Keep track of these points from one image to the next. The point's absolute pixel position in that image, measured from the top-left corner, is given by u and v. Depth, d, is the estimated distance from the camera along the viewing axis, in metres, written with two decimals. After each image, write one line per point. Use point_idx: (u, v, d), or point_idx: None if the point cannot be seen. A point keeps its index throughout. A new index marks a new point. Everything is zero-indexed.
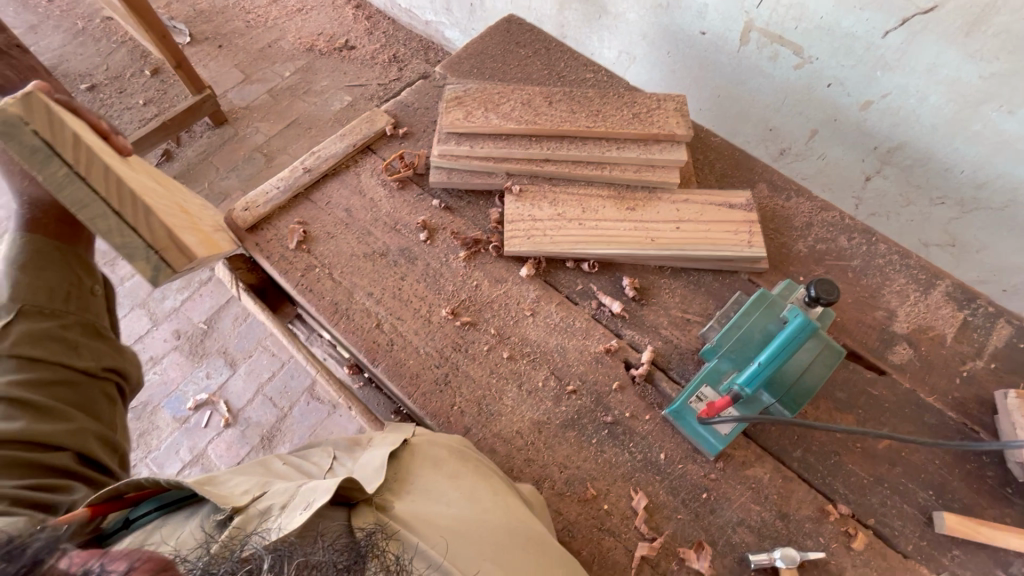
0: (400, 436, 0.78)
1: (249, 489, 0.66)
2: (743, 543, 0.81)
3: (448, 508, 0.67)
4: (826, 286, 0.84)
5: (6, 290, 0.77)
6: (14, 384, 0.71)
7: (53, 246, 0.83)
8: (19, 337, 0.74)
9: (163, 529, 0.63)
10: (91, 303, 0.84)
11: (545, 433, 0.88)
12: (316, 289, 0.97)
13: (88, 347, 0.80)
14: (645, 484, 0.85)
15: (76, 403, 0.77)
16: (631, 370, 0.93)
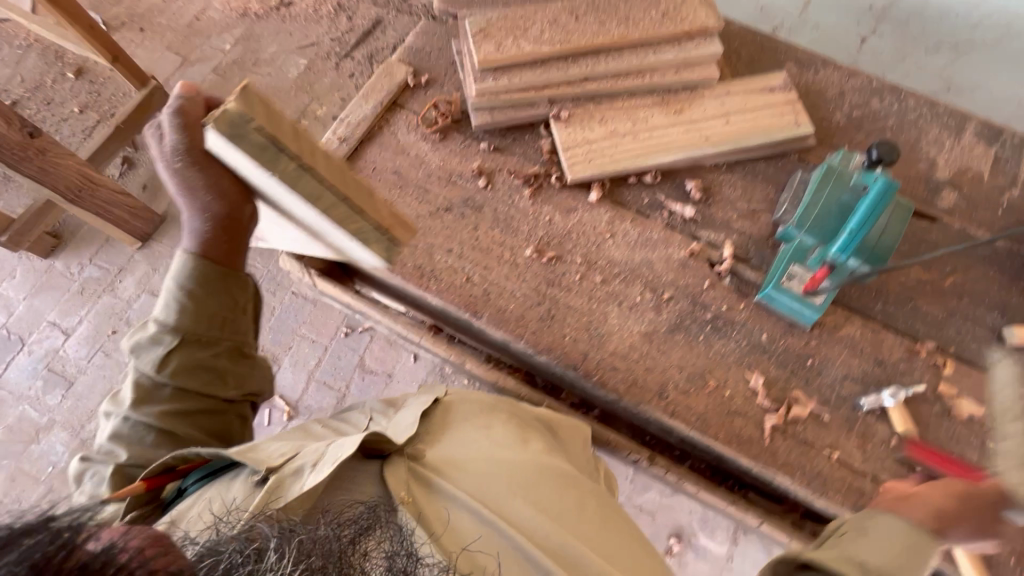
0: (431, 398, 0.89)
1: (286, 450, 0.75)
2: (853, 393, 0.90)
3: (477, 451, 0.79)
4: (886, 148, 0.89)
5: (171, 313, 0.76)
6: (165, 414, 0.74)
7: (220, 273, 0.78)
8: (177, 369, 0.75)
9: (207, 493, 0.70)
10: (243, 324, 0.82)
11: (655, 341, 0.92)
12: (395, 257, 0.96)
13: (234, 374, 0.80)
14: (757, 364, 0.91)
15: (215, 431, 0.79)
16: (716, 266, 0.98)
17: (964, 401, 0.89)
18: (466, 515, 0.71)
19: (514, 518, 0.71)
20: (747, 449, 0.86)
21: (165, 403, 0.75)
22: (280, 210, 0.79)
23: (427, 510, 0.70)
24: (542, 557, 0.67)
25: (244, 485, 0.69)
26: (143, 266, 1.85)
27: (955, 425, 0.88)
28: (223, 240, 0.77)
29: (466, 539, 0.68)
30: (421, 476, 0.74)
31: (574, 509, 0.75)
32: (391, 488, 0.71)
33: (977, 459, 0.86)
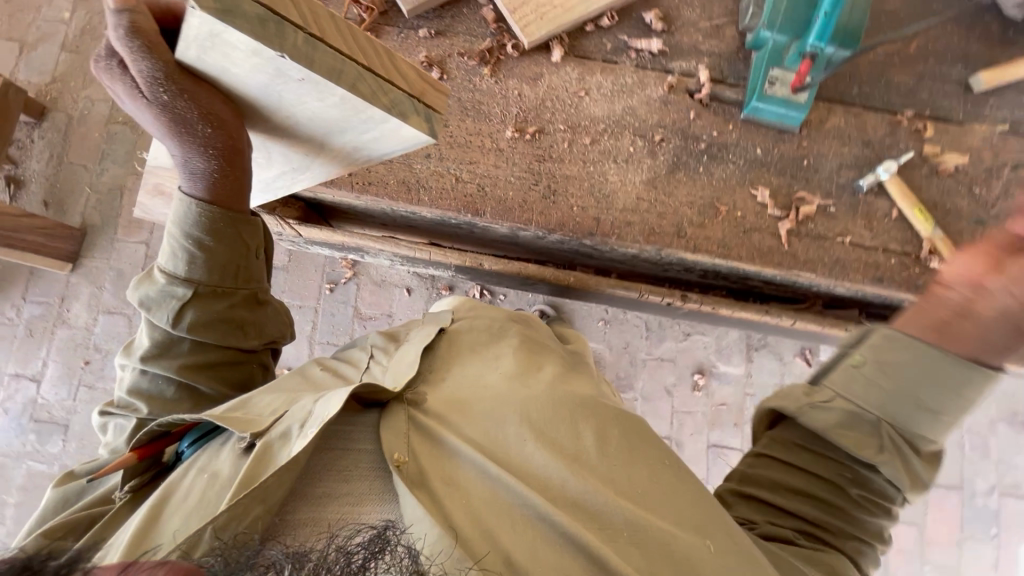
0: (435, 328, 0.85)
1: (278, 407, 0.69)
2: (850, 179, 0.93)
3: (484, 389, 0.74)
4: None
5: (180, 265, 0.68)
6: (185, 366, 0.71)
7: (227, 217, 0.68)
8: (193, 323, 0.69)
9: (199, 458, 0.66)
10: (257, 269, 0.74)
11: (659, 186, 0.91)
12: (375, 180, 0.89)
13: (255, 323, 0.75)
14: (759, 179, 0.92)
15: (237, 382, 0.75)
16: (696, 95, 0.95)
17: (947, 156, 0.94)
18: (471, 470, 0.64)
19: (523, 466, 0.65)
20: (768, 259, 0.90)
21: (183, 356, 0.71)
22: (279, 126, 0.67)
23: (428, 468, 0.63)
24: (548, 508, 0.61)
25: (231, 452, 0.64)
26: (88, 288, 1.70)
27: (943, 180, 0.94)
28: (225, 178, 0.66)
29: (469, 497, 0.62)
30: (424, 428, 0.67)
31: (596, 442, 0.69)
32: (385, 448, 0.63)
33: (965, 205, 0.93)
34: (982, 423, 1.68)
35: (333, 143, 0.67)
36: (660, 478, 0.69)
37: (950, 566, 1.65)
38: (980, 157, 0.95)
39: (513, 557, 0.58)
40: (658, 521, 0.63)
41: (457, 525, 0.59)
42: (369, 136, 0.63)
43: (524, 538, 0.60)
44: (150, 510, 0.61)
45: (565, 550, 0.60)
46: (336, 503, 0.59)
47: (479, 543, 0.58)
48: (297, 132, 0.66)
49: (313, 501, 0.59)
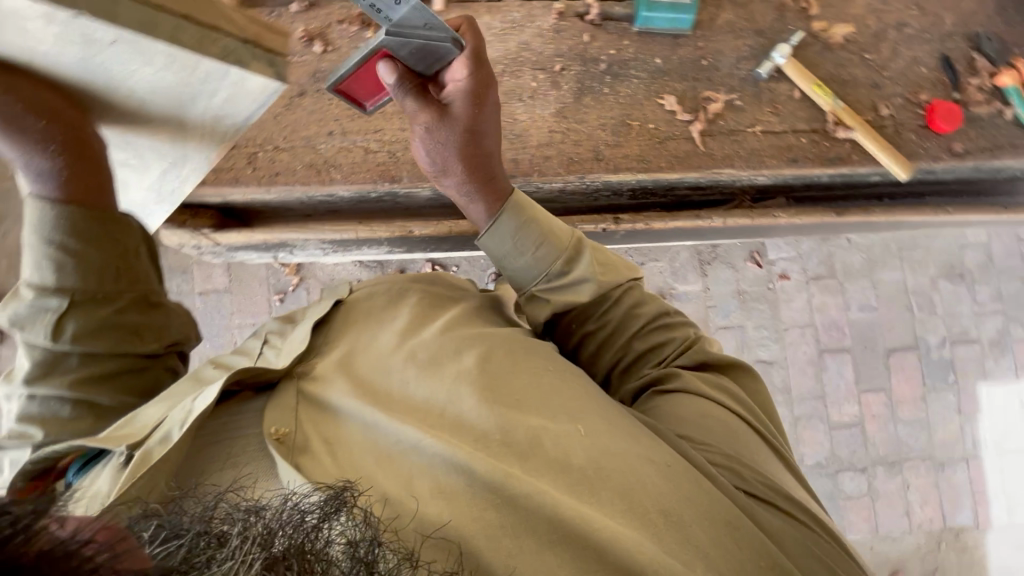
0: (329, 299, 0.70)
1: (162, 416, 0.57)
2: (749, 69, 0.95)
3: (377, 345, 0.62)
4: None
5: (45, 272, 0.60)
6: (77, 382, 0.61)
7: (89, 212, 0.61)
8: (77, 334, 0.61)
9: (79, 486, 0.53)
10: (143, 269, 0.66)
11: (569, 114, 0.91)
12: (281, 169, 0.86)
13: (154, 327, 0.66)
14: (663, 87, 0.93)
15: (145, 390, 0.65)
16: (587, 16, 0.94)
17: (836, 29, 0.97)
18: (352, 422, 0.56)
19: (413, 406, 0.57)
20: (688, 164, 0.91)
21: (73, 372, 0.61)
22: (129, 115, 0.63)
23: (307, 431, 0.54)
24: (439, 442, 0.53)
25: (109, 472, 0.52)
26: None
27: (836, 53, 0.96)
28: (77, 174, 0.60)
29: (348, 450, 0.54)
30: (310, 395, 0.58)
31: (501, 364, 0.61)
32: (264, 423, 0.54)
33: (860, 72, 0.96)
34: (925, 283, 1.79)
35: (191, 118, 0.64)
36: (570, 387, 0.61)
37: (921, 419, 1.77)
38: (866, 24, 0.97)
39: (391, 498, 0.50)
40: (568, 429, 0.56)
41: (330, 481, 0.50)
42: (221, 97, 0.61)
43: (409, 480, 0.51)
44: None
45: (457, 485, 0.51)
46: (219, 485, 0.50)
47: (357, 494, 0.50)
48: (148, 114, 0.63)
49: (204, 485, 0.50)
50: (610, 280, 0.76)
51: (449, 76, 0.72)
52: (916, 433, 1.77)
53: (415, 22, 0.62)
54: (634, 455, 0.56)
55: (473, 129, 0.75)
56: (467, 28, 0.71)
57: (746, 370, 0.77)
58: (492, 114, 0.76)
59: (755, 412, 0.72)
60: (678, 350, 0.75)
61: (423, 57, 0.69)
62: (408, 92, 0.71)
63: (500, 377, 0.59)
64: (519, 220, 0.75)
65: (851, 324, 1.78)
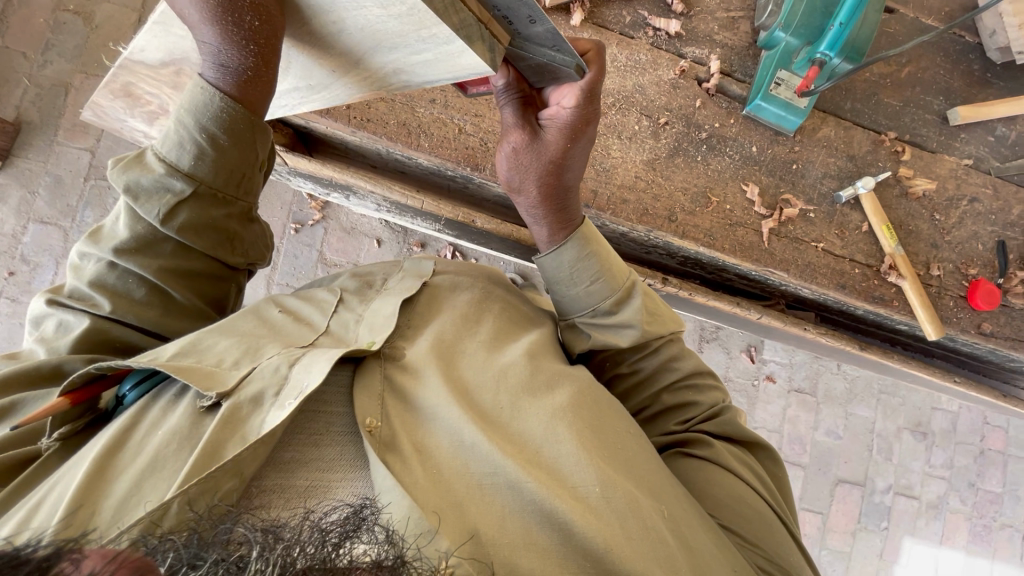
0: (417, 281, 0.72)
1: (239, 358, 0.56)
2: (831, 189, 0.98)
3: (470, 362, 0.64)
4: None
5: (186, 157, 0.58)
6: (163, 268, 0.62)
7: (251, 120, 0.58)
8: (185, 225, 0.60)
9: (149, 406, 0.52)
10: (259, 183, 0.65)
11: (658, 168, 0.93)
12: (374, 117, 0.84)
13: (247, 237, 0.67)
14: (751, 176, 0.96)
15: (210, 297, 0.67)
16: (704, 84, 0.96)
17: (918, 181, 1.01)
18: (446, 433, 0.56)
19: (506, 434, 0.58)
20: (748, 254, 0.94)
21: (162, 258, 0.62)
22: (316, 37, 0.57)
23: (399, 431, 0.54)
24: (538, 486, 0.53)
25: (187, 411, 0.51)
26: (18, 191, 1.56)
27: (911, 203, 1.01)
28: (256, 80, 0.56)
29: (441, 466, 0.53)
30: (400, 385, 0.59)
31: (591, 413, 0.62)
32: (356, 410, 0.54)
33: (926, 229, 1.01)
34: (891, 430, 1.87)
35: (372, 61, 0.59)
36: (646, 457, 0.63)
37: (844, 552, 1.84)
38: (945, 186, 1.02)
39: (482, 533, 0.50)
40: (652, 502, 0.57)
41: (421, 500, 0.49)
42: (423, 58, 0.55)
43: (502, 518, 0.51)
44: (92, 470, 0.46)
45: (549, 536, 0.52)
46: (306, 469, 0.49)
47: (453, 520, 0.49)
48: (332, 42, 0.57)
49: (278, 468, 0.49)
50: (655, 331, 0.72)
51: (556, 99, 0.65)
52: (836, 564, 1.83)
53: (545, 41, 0.55)
54: (703, 546, 0.57)
55: (560, 162, 0.68)
56: (594, 57, 0.61)
57: (769, 451, 0.75)
58: (585, 150, 0.69)
59: (776, 497, 0.70)
60: (706, 416, 0.73)
61: (538, 73, 0.62)
62: (511, 102, 0.66)
63: (591, 426, 0.60)
64: (581, 251, 0.71)
65: (814, 443, 1.85)
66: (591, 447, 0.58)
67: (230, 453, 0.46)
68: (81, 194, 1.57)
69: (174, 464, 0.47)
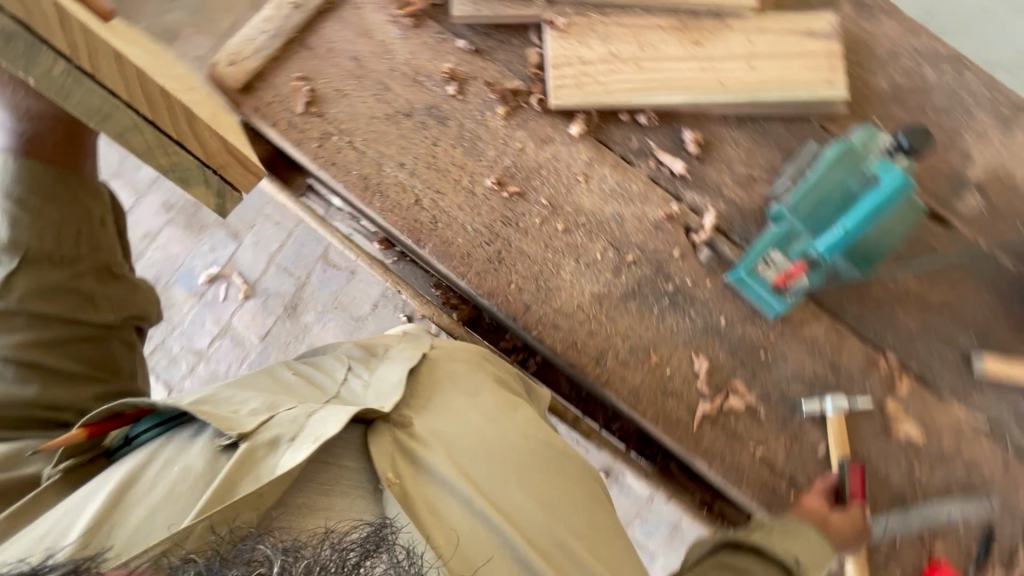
0: (418, 352, 0.81)
1: (258, 409, 0.69)
2: (796, 393, 0.86)
3: (462, 431, 0.72)
4: (919, 135, 0.79)
5: (7, 231, 0.78)
6: (29, 342, 0.77)
7: (57, 178, 0.82)
8: (25, 293, 0.78)
9: (122, 460, 0.65)
10: (104, 240, 0.86)
11: (606, 305, 0.85)
12: (339, 162, 0.85)
13: (106, 297, 0.85)
14: (706, 347, 0.85)
15: (99, 361, 0.82)
16: (692, 235, 0.88)
17: (905, 421, 0.86)
18: (460, 505, 0.66)
19: (516, 504, 0.68)
20: (670, 430, 0.83)
21: (18, 331, 0.77)
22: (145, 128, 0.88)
23: (412, 491, 0.66)
24: (534, 557, 0.64)
25: (206, 449, 0.64)
26: None
27: (887, 443, 0.86)
28: (63, 145, 0.83)
29: (449, 527, 0.65)
30: (408, 448, 0.69)
31: (572, 500, 0.71)
32: (379, 467, 0.66)
33: (897, 479, 0.85)
34: None
35: None
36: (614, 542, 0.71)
37: None
38: (939, 438, 0.86)
39: None
40: None
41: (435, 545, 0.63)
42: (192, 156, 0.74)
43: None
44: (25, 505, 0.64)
45: None
46: (315, 514, 0.61)
47: (478, 546, 0.64)
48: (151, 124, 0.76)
49: (290, 510, 0.61)
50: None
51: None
52: None
53: None
54: None
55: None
56: None
57: None
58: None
59: None
60: None
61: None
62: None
63: (557, 505, 0.70)
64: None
65: None
66: (556, 520, 0.68)
67: (238, 493, 0.59)
68: None
69: (189, 496, 0.61)
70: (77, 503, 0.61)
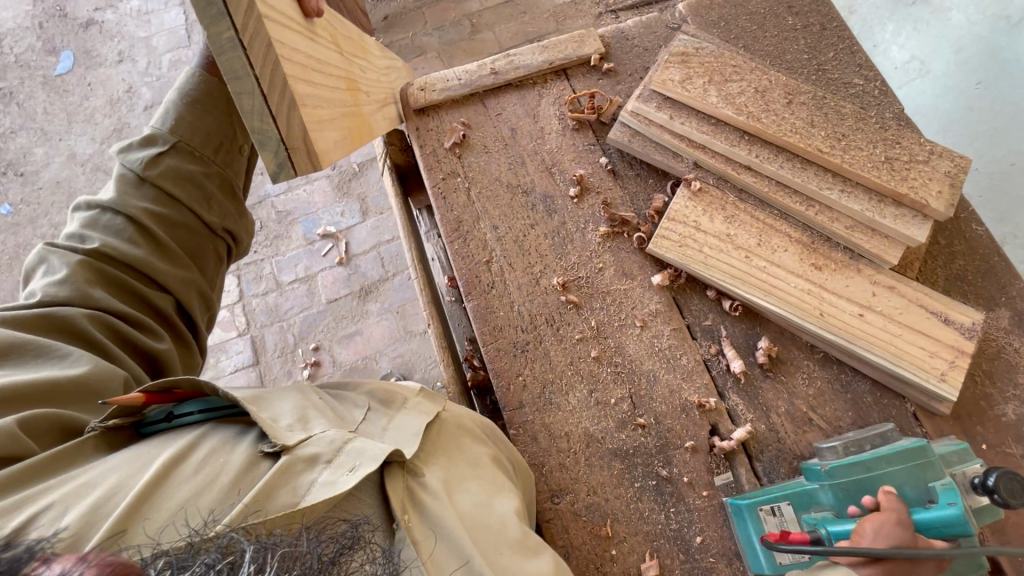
0: (435, 408, 0.77)
1: (293, 423, 0.66)
2: None
3: (463, 500, 0.67)
4: (1011, 484, 0.67)
5: (170, 121, 0.83)
6: (148, 212, 0.79)
7: (220, 95, 0.86)
8: (164, 169, 0.81)
9: (171, 438, 0.63)
10: (236, 164, 0.89)
11: (591, 449, 0.82)
12: (449, 198, 0.95)
13: (220, 206, 0.86)
14: (664, 554, 0.77)
15: (193, 254, 0.84)
16: (714, 437, 0.81)
17: None
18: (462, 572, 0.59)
19: None
20: None
21: (144, 202, 0.80)
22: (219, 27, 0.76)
23: (423, 541, 0.61)
24: None
25: (248, 453, 0.61)
26: None
27: None
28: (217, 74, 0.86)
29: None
30: (414, 495, 0.64)
31: None
32: (393, 504, 0.62)
33: None
34: None
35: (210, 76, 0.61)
36: None
37: None
38: None
39: None
40: None
41: None
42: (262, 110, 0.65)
43: None
44: (36, 463, 0.58)
45: None
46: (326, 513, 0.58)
47: None
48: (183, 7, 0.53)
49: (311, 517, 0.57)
50: None
51: None
52: None
53: None
54: None
55: None
56: None
57: None
58: None
59: None
60: None
61: None
62: None
63: None
64: None
65: None
66: None
67: (272, 505, 0.56)
68: None
69: (226, 492, 0.57)
70: (120, 470, 0.58)
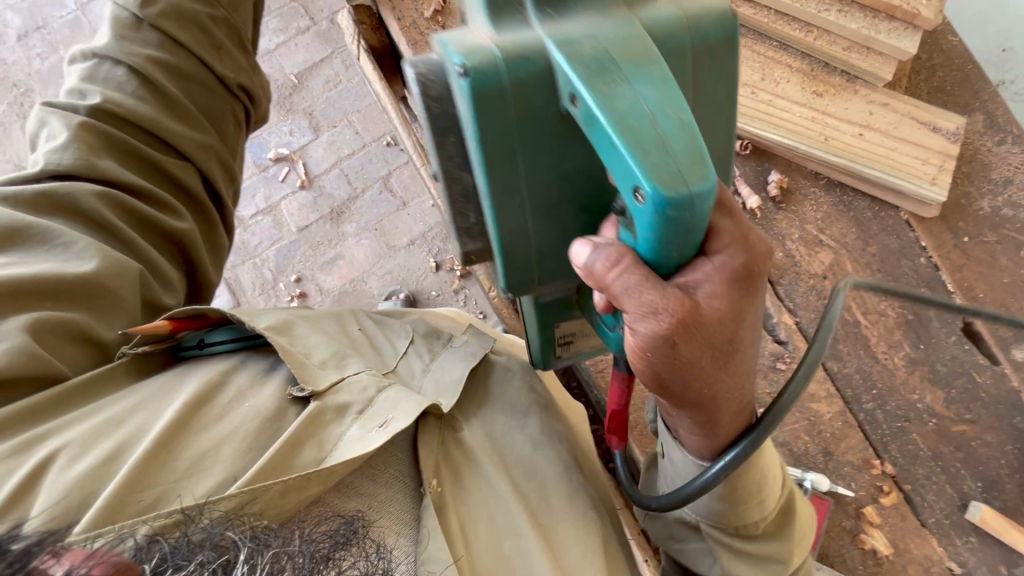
0: (486, 347, 0.70)
1: (327, 360, 0.59)
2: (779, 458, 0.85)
3: (506, 449, 0.63)
4: None
5: None
6: (152, 62, 0.69)
7: None
8: (162, 8, 0.71)
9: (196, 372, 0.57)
10: (244, 5, 0.79)
11: None
12: None
13: (231, 56, 0.77)
14: None
15: (208, 113, 0.74)
16: None
17: (874, 534, 0.83)
18: (493, 535, 0.57)
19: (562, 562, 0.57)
20: None
21: (147, 50, 0.70)
22: None
23: (454, 508, 0.57)
24: None
25: (277, 393, 0.55)
26: None
27: (849, 547, 0.83)
28: None
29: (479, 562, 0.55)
30: (452, 456, 0.60)
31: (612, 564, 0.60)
32: (426, 468, 0.57)
33: None
34: None
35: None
36: None
37: None
38: (905, 566, 0.82)
39: None
40: None
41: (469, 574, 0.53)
42: None
43: None
44: (56, 394, 0.53)
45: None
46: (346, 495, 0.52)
47: None
48: None
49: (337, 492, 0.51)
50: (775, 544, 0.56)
51: None
52: None
53: None
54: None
55: None
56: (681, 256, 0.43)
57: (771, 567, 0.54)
58: None
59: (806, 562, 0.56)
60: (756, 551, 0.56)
61: None
62: None
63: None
64: None
65: None
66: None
67: (298, 463, 0.50)
68: (282, 6, 1.80)
69: (255, 439, 0.52)
70: (140, 405, 0.53)
